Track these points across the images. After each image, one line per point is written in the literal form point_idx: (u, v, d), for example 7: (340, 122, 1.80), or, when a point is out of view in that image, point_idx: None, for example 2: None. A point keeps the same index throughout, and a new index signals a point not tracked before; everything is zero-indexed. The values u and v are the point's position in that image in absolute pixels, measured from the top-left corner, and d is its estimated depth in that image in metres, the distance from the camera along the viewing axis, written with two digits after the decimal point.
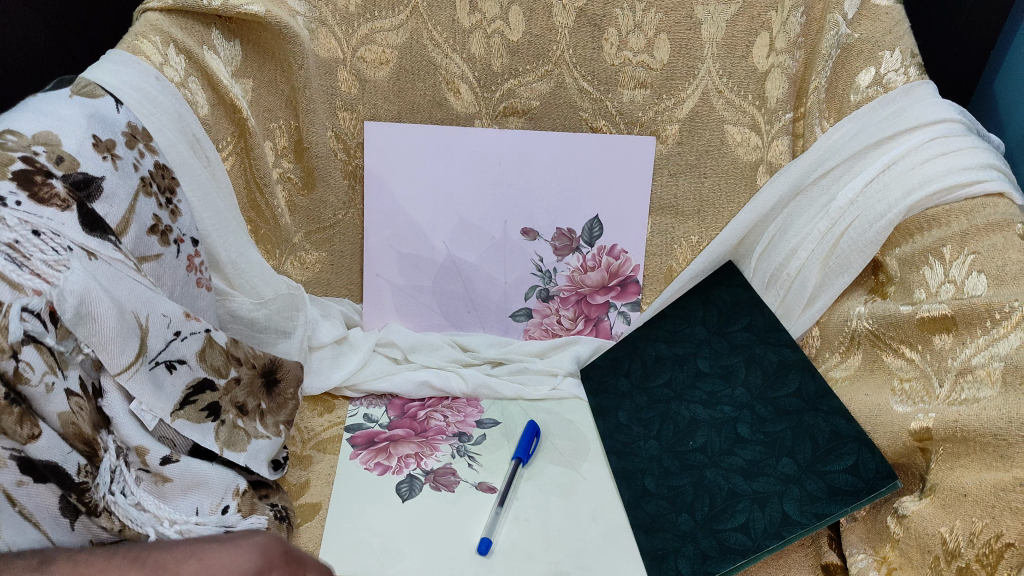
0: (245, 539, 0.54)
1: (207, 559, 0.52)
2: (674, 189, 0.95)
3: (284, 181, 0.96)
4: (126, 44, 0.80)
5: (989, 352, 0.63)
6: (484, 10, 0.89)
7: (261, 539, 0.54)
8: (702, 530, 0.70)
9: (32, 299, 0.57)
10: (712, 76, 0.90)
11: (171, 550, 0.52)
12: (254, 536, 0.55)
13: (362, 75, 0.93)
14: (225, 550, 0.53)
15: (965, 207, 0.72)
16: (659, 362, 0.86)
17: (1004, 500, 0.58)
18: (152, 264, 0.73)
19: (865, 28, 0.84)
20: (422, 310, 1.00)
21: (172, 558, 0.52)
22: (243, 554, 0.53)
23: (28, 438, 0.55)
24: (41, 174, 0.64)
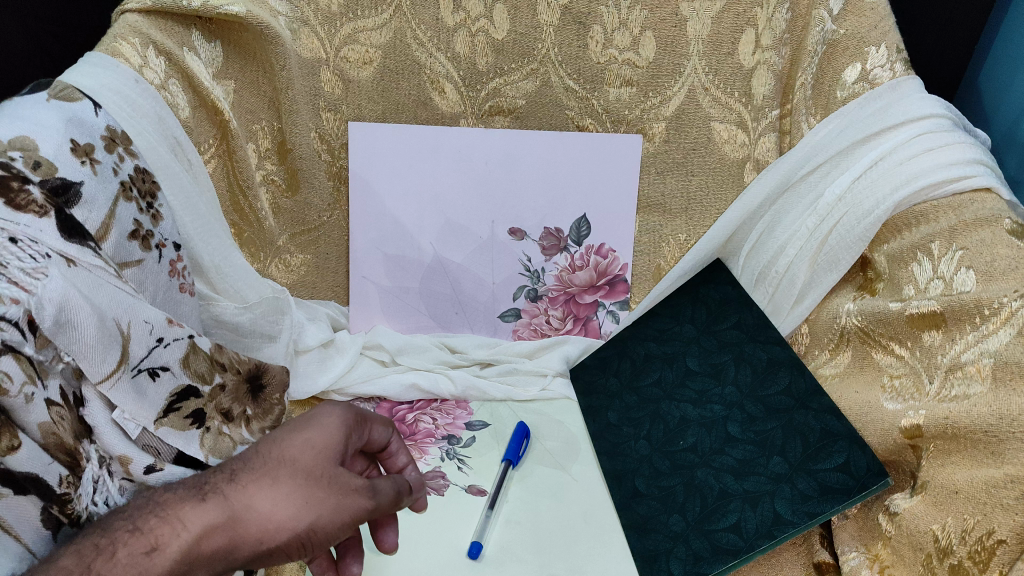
0: (319, 413, 0.60)
1: (307, 435, 0.58)
2: (661, 187, 0.95)
3: (268, 183, 0.95)
4: (104, 47, 0.79)
5: (978, 348, 0.63)
6: (468, 8, 0.88)
7: (337, 412, 0.61)
8: (694, 530, 0.69)
9: (9, 308, 0.56)
10: (698, 74, 0.89)
11: (271, 436, 0.59)
12: (332, 410, 0.61)
13: (346, 75, 0.92)
14: (319, 429, 0.59)
15: (953, 203, 0.72)
16: (649, 362, 0.86)
17: (995, 497, 0.58)
18: (134, 270, 0.72)
19: (850, 24, 0.84)
20: (409, 311, 0.99)
21: (276, 439, 0.58)
22: (332, 426, 0.59)
23: (7, 449, 0.53)
24: (17, 180, 0.62)
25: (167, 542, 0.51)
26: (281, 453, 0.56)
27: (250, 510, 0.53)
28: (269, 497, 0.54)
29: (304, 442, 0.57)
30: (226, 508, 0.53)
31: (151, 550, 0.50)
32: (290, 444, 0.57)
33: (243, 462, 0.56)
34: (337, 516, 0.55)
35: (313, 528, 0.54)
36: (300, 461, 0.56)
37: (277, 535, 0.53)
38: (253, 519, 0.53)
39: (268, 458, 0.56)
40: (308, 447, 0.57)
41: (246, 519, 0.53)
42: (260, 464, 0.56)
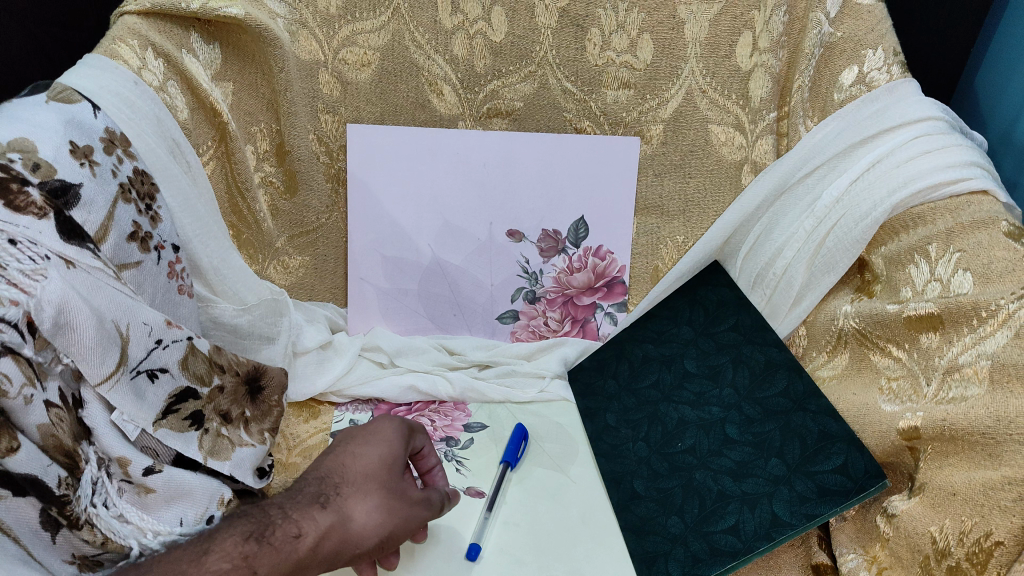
0: (382, 424, 0.67)
1: (383, 454, 0.64)
2: (659, 189, 0.95)
3: (267, 185, 0.95)
4: (103, 49, 0.79)
5: (976, 350, 0.63)
6: (466, 11, 0.89)
7: (397, 424, 0.67)
8: (692, 532, 0.69)
9: (9, 309, 0.56)
10: (695, 76, 0.90)
11: (345, 446, 0.65)
12: (395, 428, 0.67)
13: (344, 78, 0.92)
14: (390, 448, 0.65)
15: (950, 205, 0.72)
16: (647, 363, 0.86)
17: (993, 498, 0.58)
18: (133, 272, 0.72)
19: (847, 26, 0.84)
20: (408, 313, 0.99)
21: (354, 450, 0.64)
22: (401, 445, 0.66)
23: (5, 451, 0.53)
24: (16, 182, 0.62)
25: (303, 535, 0.58)
26: (368, 467, 0.63)
27: (355, 519, 0.60)
28: (369, 508, 0.61)
29: (383, 455, 0.64)
30: (337, 515, 0.60)
31: (293, 540, 0.57)
32: (372, 457, 0.64)
33: (334, 472, 0.62)
34: (416, 520, 0.64)
35: (400, 532, 0.63)
36: (384, 474, 0.63)
37: (375, 540, 0.61)
38: (358, 529, 0.60)
39: (359, 472, 0.62)
40: (387, 466, 0.64)
41: (354, 526, 0.60)
42: (352, 476, 0.62)
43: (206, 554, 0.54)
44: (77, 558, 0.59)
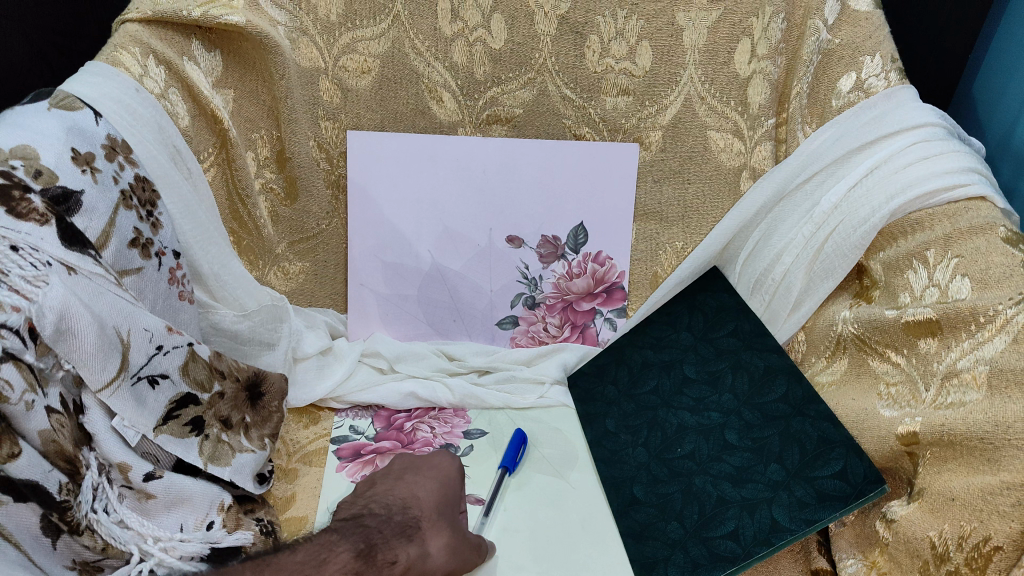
0: (436, 463, 0.70)
1: (446, 491, 0.67)
2: (658, 196, 0.95)
3: (267, 191, 0.95)
4: (105, 56, 0.80)
5: (974, 355, 0.63)
6: (466, 18, 0.89)
7: (453, 465, 0.70)
8: (692, 537, 0.70)
9: (10, 315, 0.56)
10: (694, 83, 0.90)
11: (404, 483, 0.66)
12: (453, 467, 0.70)
13: (344, 85, 0.92)
14: (448, 485, 0.68)
15: (948, 211, 0.72)
16: (646, 369, 0.86)
17: (992, 503, 0.58)
18: (133, 278, 0.72)
19: (845, 33, 0.84)
20: (407, 319, 0.99)
21: (416, 486, 0.66)
22: (456, 483, 0.69)
23: (7, 457, 0.53)
24: (18, 189, 0.63)
25: (399, 561, 0.57)
26: (438, 502, 0.65)
27: (435, 552, 0.61)
28: (445, 540, 0.62)
29: (445, 493, 0.66)
30: (422, 545, 0.60)
31: (390, 566, 0.57)
32: (438, 494, 0.66)
33: (407, 505, 0.63)
34: (468, 560, 0.65)
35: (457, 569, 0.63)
36: (450, 511, 0.65)
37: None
38: (436, 563, 0.61)
39: (431, 505, 0.64)
40: (448, 502, 0.66)
41: (434, 559, 0.60)
42: (428, 509, 0.63)
43: (323, 566, 0.53)
44: (78, 563, 0.59)
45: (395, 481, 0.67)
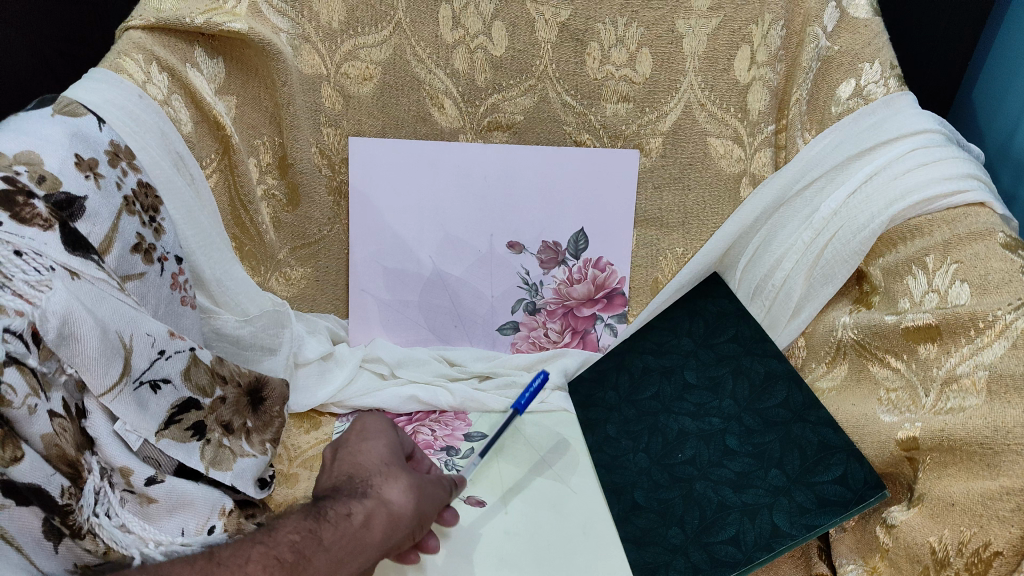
0: (371, 416, 0.68)
1: (382, 439, 0.65)
2: (658, 202, 0.96)
3: (269, 198, 0.96)
4: (109, 63, 0.80)
5: (973, 360, 0.63)
6: (467, 25, 0.90)
7: (381, 417, 0.68)
8: (693, 542, 0.70)
9: (14, 320, 0.56)
10: (694, 90, 0.90)
11: (348, 446, 0.65)
12: (380, 418, 0.68)
13: (346, 91, 0.93)
14: (382, 432, 0.66)
15: (948, 216, 0.72)
16: (647, 375, 0.86)
17: (991, 509, 0.58)
18: (136, 283, 0.72)
19: (844, 41, 0.85)
20: (408, 324, 0.99)
21: (359, 446, 0.64)
22: (389, 431, 0.67)
23: (10, 460, 0.53)
24: (22, 194, 0.63)
25: (354, 513, 0.57)
26: (379, 455, 0.63)
27: (394, 500, 0.60)
28: (402, 487, 0.61)
29: (391, 447, 0.65)
30: (376, 497, 0.59)
31: (347, 518, 0.57)
32: (383, 447, 0.64)
33: (354, 466, 0.62)
34: (438, 500, 0.64)
35: (429, 511, 0.63)
36: (395, 457, 0.64)
37: (414, 521, 0.60)
38: (400, 510, 0.60)
39: (372, 461, 0.63)
40: (389, 448, 0.65)
41: (395, 505, 0.59)
42: (375, 465, 0.62)
43: (273, 531, 0.55)
44: (80, 568, 0.58)
45: (339, 447, 0.65)
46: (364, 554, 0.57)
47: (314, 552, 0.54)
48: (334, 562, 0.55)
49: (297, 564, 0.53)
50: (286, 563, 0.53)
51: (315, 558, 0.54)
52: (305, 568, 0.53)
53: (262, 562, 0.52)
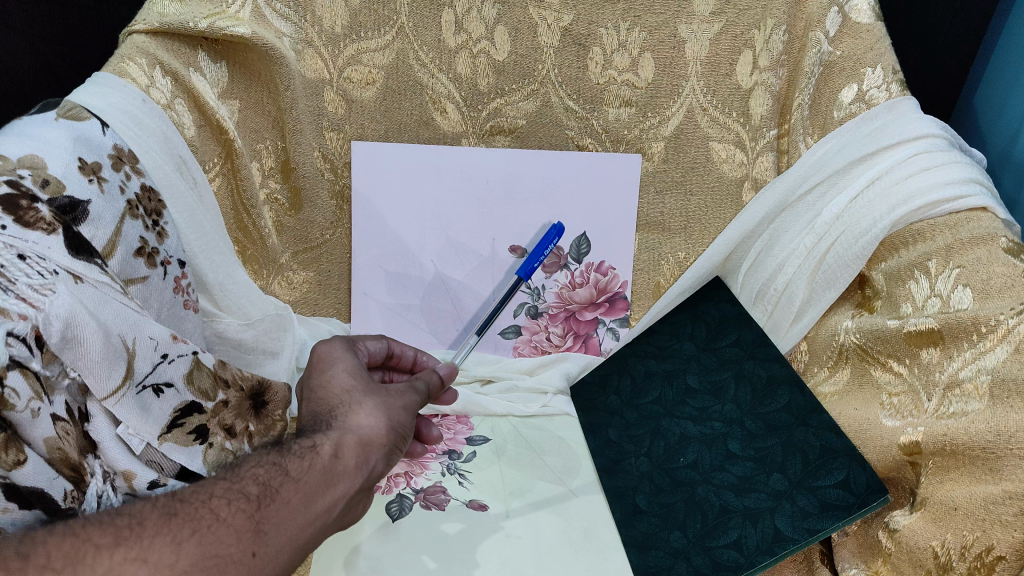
0: (330, 347, 0.67)
1: (340, 369, 0.64)
2: (660, 207, 0.96)
3: (272, 202, 0.96)
4: (113, 67, 0.80)
5: (976, 365, 0.63)
6: (470, 30, 0.90)
7: (337, 346, 0.67)
8: (694, 547, 0.70)
9: (18, 323, 0.56)
10: (696, 94, 0.91)
11: (313, 378, 0.64)
12: (335, 347, 0.67)
13: (349, 95, 0.93)
14: (339, 359, 0.65)
15: (949, 222, 0.72)
16: (649, 379, 0.86)
17: (994, 513, 0.58)
18: (139, 286, 0.73)
19: (846, 45, 0.85)
20: (411, 328, 0.99)
21: (320, 380, 0.63)
22: (347, 357, 0.66)
23: (13, 464, 0.53)
24: (26, 198, 0.63)
25: (321, 445, 0.56)
26: (341, 384, 0.62)
27: (362, 424, 0.59)
28: (368, 410, 0.60)
29: (353, 371, 0.64)
30: (343, 425, 0.58)
31: (313, 451, 0.55)
32: (344, 374, 0.63)
33: (319, 399, 0.61)
34: (413, 415, 0.64)
35: (405, 427, 0.62)
36: (360, 382, 0.63)
37: (389, 441, 0.60)
38: (370, 434, 0.59)
39: (335, 392, 0.62)
40: (349, 375, 0.63)
41: (363, 429, 0.59)
42: (338, 393, 0.61)
43: (238, 469, 0.54)
44: None
45: (307, 382, 0.65)
46: (342, 482, 0.56)
47: (281, 483, 0.53)
48: (305, 491, 0.53)
49: (262, 497, 0.52)
50: (253, 496, 0.51)
51: (283, 489, 0.53)
52: (273, 499, 0.52)
53: (227, 496, 0.51)
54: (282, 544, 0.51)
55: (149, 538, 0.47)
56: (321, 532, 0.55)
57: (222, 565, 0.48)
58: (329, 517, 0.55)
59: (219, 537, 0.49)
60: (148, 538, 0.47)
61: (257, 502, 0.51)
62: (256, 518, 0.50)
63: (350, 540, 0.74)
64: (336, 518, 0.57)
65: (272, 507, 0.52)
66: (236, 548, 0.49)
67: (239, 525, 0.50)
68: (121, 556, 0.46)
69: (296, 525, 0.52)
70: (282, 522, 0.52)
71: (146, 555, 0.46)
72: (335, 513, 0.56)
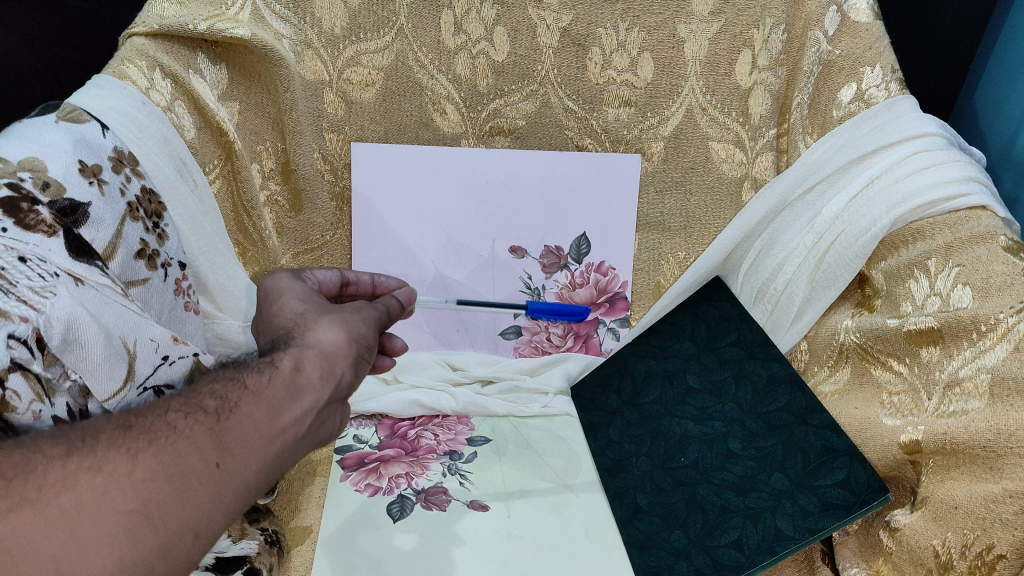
0: (275, 279, 0.66)
1: (289, 299, 0.62)
2: (660, 207, 0.96)
3: (273, 204, 0.96)
4: (112, 70, 0.80)
5: (976, 363, 0.64)
6: (469, 30, 0.90)
7: (286, 279, 0.66)
8: (695, 546, 0.70)
9: (19, 325, 0.56)
10: (696, 93, 0.91)
11: (264, 310, 0.63)
12: (282, 282, 0.66)
13: (348, 97, 0.93)
14: (288, 292, 0.64)
15: (948, 221, 0.72)
16: (650, 379, 0.86)
17: (994, 512, 0.58)
18: (139, 288, 0.74)
19: (845, 45, 0.85)
20: (412, 329, 0.99)
21: (272, 311, 0.62)
22: (296, 289, 0.65)
23: None
24: (27, 201, 0.63)
25: (281, 362, 0.53)
26: (293, 312, 0.61)
27: (321, 338, 0.57)
28: (325, 325, 0.58)
29: (304, 298, 0.63)
30: (301, 341, 0.56)
31: (273, 366, 0.53)
32: (295, 301, 0.62)
33: (273, 326, 0.60)
34: (373, 328, 0.63)
35: (368, 338, 0.60)
36: (313, 306, 0.62)
37: (353, 351, 0.58)
38: (331, 346, 0.56)
39: (287, 317, 0.60)
40: (299, 303, 0.62)
41: (323, 342, 0.56)
42: (291, 317, 0.60)
43: (195, 389, 0.50)
44: None
45: (259, 314, 0.63)
46: (309, 394, 0.52)
47: (240, 397, 0.49)
48: (268, 403, 0.50)
49: (222, 410, 0.48)
50: (211, 410, 0.48)
51: (244, 402, 0.49)
52: (233, 411, 0.48)
53: (184, 409, 0.47)
54: (249, 458, 0.47)
55: (103, 449, 0.44)
56: (291, 448, 0.51)
57: (183, 474, 0.44)
58: (299, 430, 0.51)
59: (177, 448, 0.45)
60: (102, 448, 0.44)
61: (217, 414, 0.48)
62: (217, 429, 0.47)
63: (350, 540, 0.74)
64: (308, 433, 0.53)
65: (233, 420, 0.48)
66: (197, 458, 0.45)
67: (200, 435, 0.46)
68: (73, 465, 0.43)
69: (263, 437, 0.49)
70: (245, 434, 0.48)
71: (101, 465, 0.43)
72: (306, 426, 0.52)
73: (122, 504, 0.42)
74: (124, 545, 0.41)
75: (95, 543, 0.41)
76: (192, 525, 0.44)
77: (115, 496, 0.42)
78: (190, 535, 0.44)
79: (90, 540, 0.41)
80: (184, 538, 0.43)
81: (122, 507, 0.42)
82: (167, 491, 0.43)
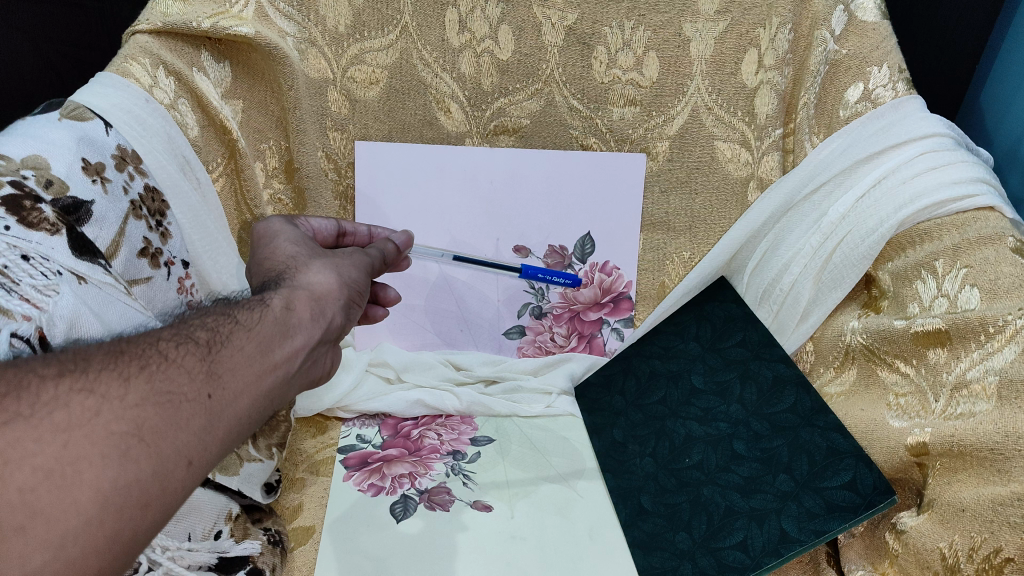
0: (268, 223, 0.66)
1: (283, 241, 0.63)
2: (665, 206, 0.95)
3: (276, 202, 0.96)
4: (115, 67, 0.80)
5: (984, 365, 0.63)
6: (474, 29, 0.90)
7: (279, 222, 0.67)
8: (700, 548, 0.69)
9: (21, 324, 0.55)
10: (701, 93, 0.90)
11: (257, 253, 0.63)
12: (275, 223, 0.66)
13: (352, 95, 0.93)
14: (281, 234, 0.65)
15: (956, 221, 0.72)
16: (654, 379, 0.86)
17: (1003, 515, 0.57)
18: (142, 287, 0.73)
19: (852, 44, 0.84)
20: (415, 328, 0.99)
21: (266, 251, 0.63)
22: (289, 231, 0.65)
23: None
24: (30, 199, 0.63)
25: (272, 302, 0.54)
26: (285, 253, 0.61)
27: (313, 281, 0.58)
28: (317, 270, 0.59)
29: (297, 241, 0.64)
30: (294, 283, 0.57)
31: (264, 305, 0.53)
32: (288, 243, 0.63)
33: (266, 267, 0.61)
34: (364, 274, 0.64)
35: (359, 284, 0.62)
36: (305, 250, 0.62)
37: (343, 295, 0.59)
38: (322, 289, 0.58)
39: (280, 259, 0.61)
40: (291, 245, 0.63)
41: (314, 286, 0.57)
42: (284, 260, 0.61)
43: (187, 321, 0.51)
44: None
45: (253, 258, 0.64)
46: (299, 333, 0.53)
47: (231, 332, 0.50)
48: (259, 339, 0.50)
49: (213, 343, 0.49)
50: (202, 342, 0.48)
51: (235, 336, 0.50)
52: (225, 345, 0.49)
53: (175, 341, 0.48)
54: (239, 390, 0.48)
55: (95, 372, 0.43)
56: (282, 385, 0.52)
57: (176, 401, 0.44)
58: (291, 368, 0.52)
59: (169, 374, 0.45)
60: (94, 372, 0.43)
61: (207, 347, 0.48)
62: (208, 361, 0.47)
63: (353, 540, 0.74)
64: (299, 373, 0.54)
65: (223, 353, 0.49)
66: (189, 388, 0.45)
67: (190, 366, 0.46)
68: (66, 386, 0.42)
69: (254, 371, 0.49)
70: (237, 368, 0.48)
71: (94, 387, 0.42)
72: (298, 364, 0.53)
73: (116, 424, 0.42)
74: (118, 464, 0.41)
75: (89, 460, 0.40)
76: (185, 453, 0.44)
77: (109, 416, 0.42)
78: (183, 462, 0.44)
79: (85, 456, 0.40)
80: (177, 465, 0.43)
81: (115, 428, 0.41)
82: (160, 417, 0.43)
